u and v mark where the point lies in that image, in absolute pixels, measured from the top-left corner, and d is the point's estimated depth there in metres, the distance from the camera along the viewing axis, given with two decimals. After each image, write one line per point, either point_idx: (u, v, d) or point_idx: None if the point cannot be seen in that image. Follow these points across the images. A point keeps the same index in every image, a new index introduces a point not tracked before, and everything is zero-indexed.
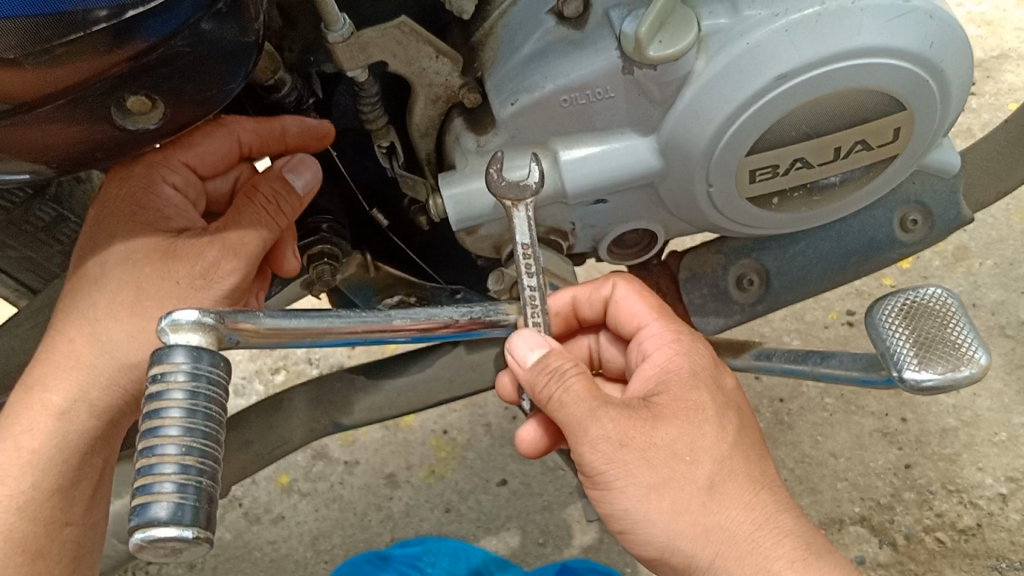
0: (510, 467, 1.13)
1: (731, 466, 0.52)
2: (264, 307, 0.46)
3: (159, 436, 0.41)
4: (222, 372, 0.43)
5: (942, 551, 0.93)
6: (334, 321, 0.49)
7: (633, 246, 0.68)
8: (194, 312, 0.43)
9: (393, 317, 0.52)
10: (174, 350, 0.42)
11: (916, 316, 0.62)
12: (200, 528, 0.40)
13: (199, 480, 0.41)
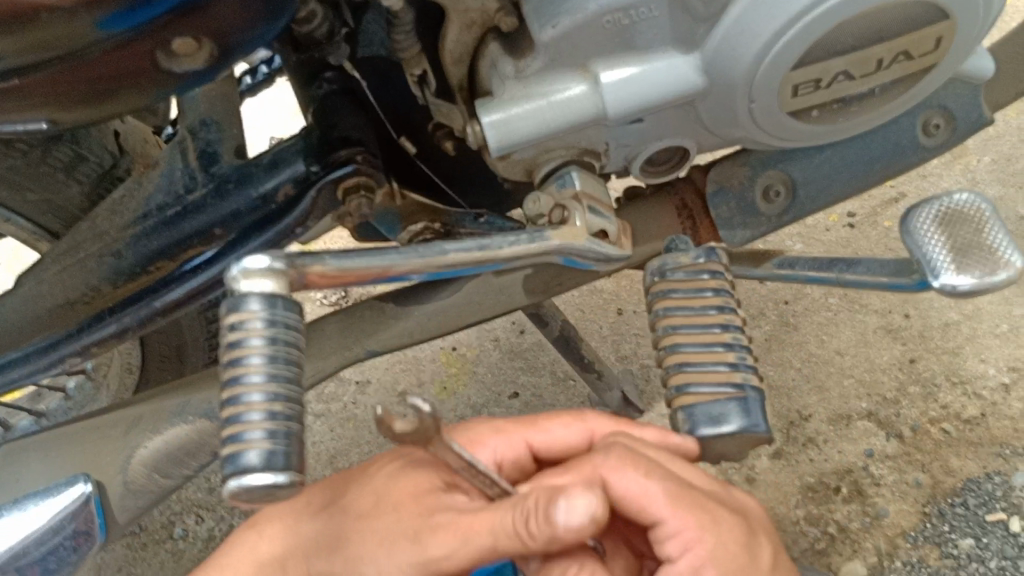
0: (521, 380, 1.11)
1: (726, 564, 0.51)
2: (329, 250, 0.46)
3: (243, 385, 0.41)
4: (296, 317, 0.43)
5: (949, 441, 0.96)
6: (396, 258, 0.49)
7: (664, 163, 0.67)
8: (264, 257, 0.43)
9: (449, 251, 0.52)
10: (248, 298, 0.42)
11: (951, 223, 0.63)
12: (293, 472, 0.40)
13: (287, 424, 0.41)
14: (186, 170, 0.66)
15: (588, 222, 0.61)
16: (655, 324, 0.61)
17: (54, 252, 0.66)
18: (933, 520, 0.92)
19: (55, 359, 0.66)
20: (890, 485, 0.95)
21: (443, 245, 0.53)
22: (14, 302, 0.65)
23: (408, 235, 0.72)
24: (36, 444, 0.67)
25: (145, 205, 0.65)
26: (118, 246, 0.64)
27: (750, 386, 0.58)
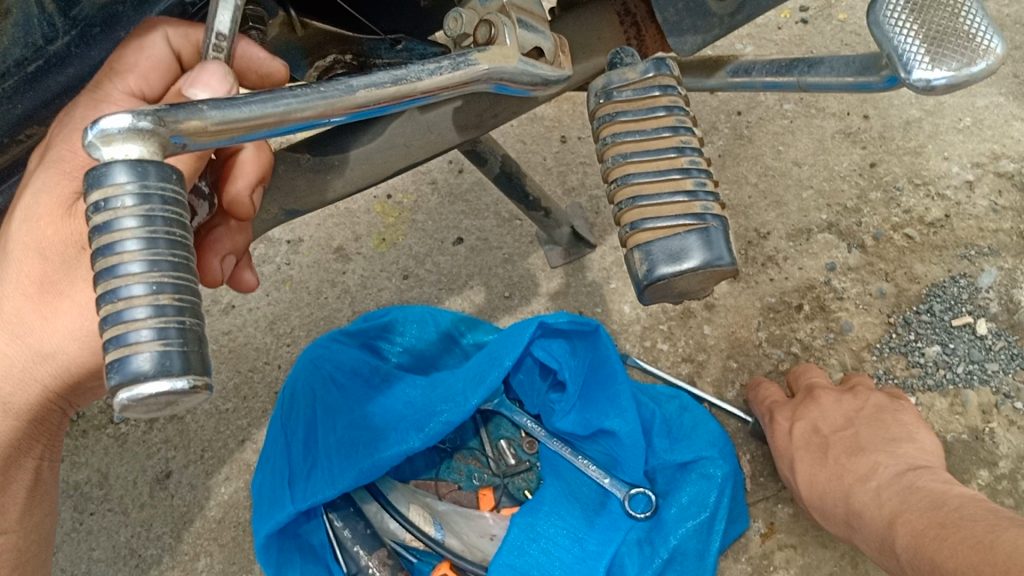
0: (464, 225, 1.04)
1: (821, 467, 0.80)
2: (206, 98, 0.37)
3: (119, 277, 0.33)
4: (174, 186, 0.35)
5: (912, 247, 0.93)
6: (292, 102, 0.39)
7: None
8: (125, 116, 0.34)
9: (356, 88, 0.43)
10: (111, 169, 0.34)
11: (923, 10, 0.56)
12: (195, 376, 0.33)
13: (182, 318, 0.34)
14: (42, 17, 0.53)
15: (520, 40, 0.52)
16: (604, 154, 0.54)
17: None
18: (898, 330, 0.90)
19: None
20: (853, 297, 0.92)
21: (348, 79, 0.43)
22: None
23: (317, 72, 0.64)
24: None
25: None
26: None
27: (712, 215, 0.51)
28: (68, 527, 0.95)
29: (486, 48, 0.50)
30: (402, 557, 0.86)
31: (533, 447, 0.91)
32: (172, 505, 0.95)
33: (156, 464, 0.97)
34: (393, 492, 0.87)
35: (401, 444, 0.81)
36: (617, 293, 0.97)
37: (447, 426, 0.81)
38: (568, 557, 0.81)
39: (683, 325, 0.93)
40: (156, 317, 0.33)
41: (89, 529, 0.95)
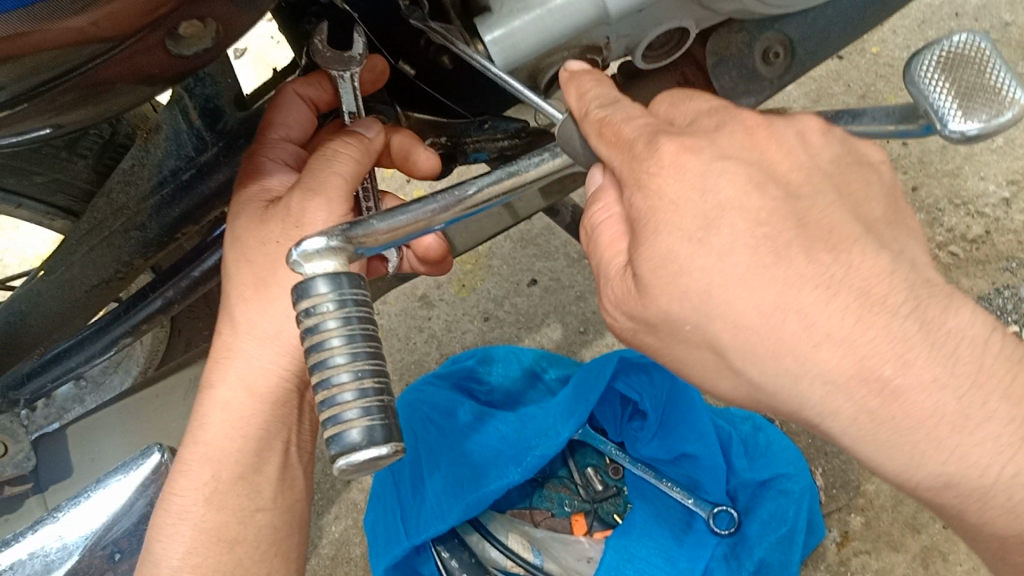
0: (537, 267, 1.13)
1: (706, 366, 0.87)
2: (375, 213, 0.48)
3: (329, 368, 0.44)
4: (363, 291, 0.46)
5: (957, 263, 1.01)
6: (437, 206, 0.49)
7: (662, 46, 0.67)
8: (320, 237, 0.45)
9: (485, 184, 0.51)
10: (315, 282, 0.44)
11: (953, 68, 0.64)
12: (394, 442, 0.43)
13: (380, 396, 0.44)
14: (193, 132, 0.64)
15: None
16: None
17: (78, 232, 0.67)
18: None
19: (109, 342, 0.70)
20: None
21: (480, 178, 0.51)
22: (52, 289, 0.68)
23: None
24: None
25: (159, 171, 0.65)
26: (141, 219, 0.66)
27: None
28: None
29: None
30: None
31: (618, 473, 1.01)
32: None
33: None
34: (491, 522, 0.97)
35: (502, 478, 0.92)
36: None
37: (542, 459, 0.92)
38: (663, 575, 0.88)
39: None
40: (361, 397, 0.43)
41: None
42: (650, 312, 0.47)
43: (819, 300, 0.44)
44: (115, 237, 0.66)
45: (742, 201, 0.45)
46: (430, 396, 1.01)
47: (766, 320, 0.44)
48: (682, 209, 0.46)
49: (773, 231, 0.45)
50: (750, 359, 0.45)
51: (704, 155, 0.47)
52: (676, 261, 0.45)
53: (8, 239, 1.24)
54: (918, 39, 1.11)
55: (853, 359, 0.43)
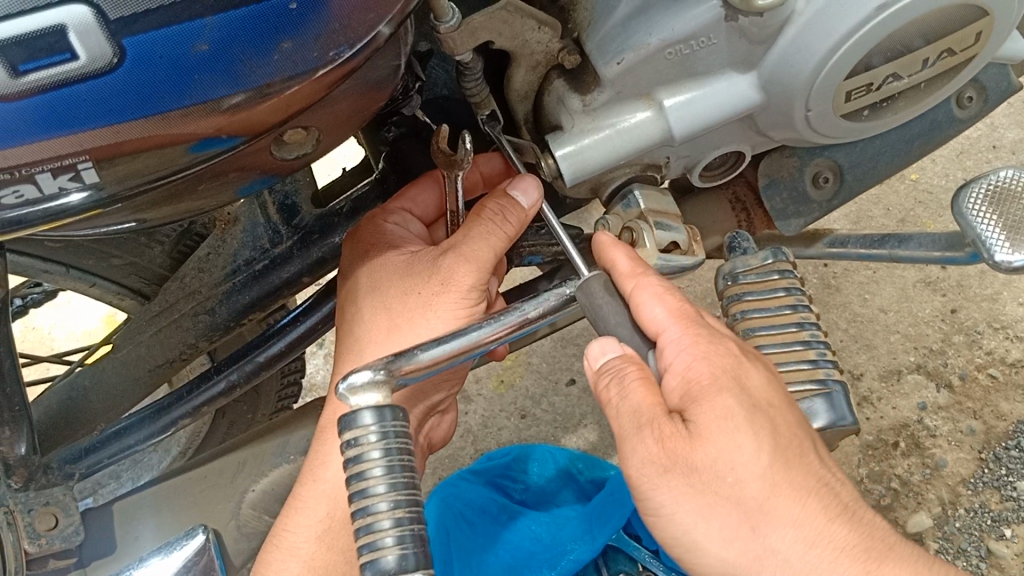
0: (576, 367, 1.15)
1: None
2: (417, 345, 0.53)
3: (369, 497, 0.47)
4: (404, 422, 0.50)
5: (996, 385, 1.02)
6: (480, 332, 0.54)
7: (719, 166, 0.70)
8: (364, 371, 0.50)
9: (527, 310, 0.55)
10: (362, 414, 0.49)
11: (1000, 201, 0.66)
12: (425, 569, 0.46)
13: (414, 522, 0.47)
14: (269, 225, 0.68)
15: (657, 241, 0.65)
16: (734, 327, 0.65)
17: (148, 314, 0.70)
18: (991, 464, 0.98)
19: (167, 423, 0.70)
20: (946, 434, 1.00)
21: (522, 304, 0.55)
22: (115, 366, 0.70)
23: None
24: (144, 500, 0.70)
25: (234, 261, 0.68)
26: (212, 304, 0.68)
27: (833, 380, 0.62)
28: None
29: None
30: None
31: None
32: None
33: None
34: None
35: None
36: None
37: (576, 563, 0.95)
38: None
39: None
40: (397, 525, 0.47)
41: None
42: (696, 459, 0.52)
43: (829, 499, 0.54)
44: (183, 321, 0.69)
45: (775, 402, 0.55)
46: (465, 495, 1.02)
47: (797, 493, 0.53)
48: (736, 386, 0.54)
49: (798, 436, 0.55)
50: (776, 521, 0.52)
51: (752, 362, 0.57)
52: (732, 421, 0.53)
53: (58, 314, 1.27)
54: (958, 168, 1.14)
55: (854, 535, 0.54)
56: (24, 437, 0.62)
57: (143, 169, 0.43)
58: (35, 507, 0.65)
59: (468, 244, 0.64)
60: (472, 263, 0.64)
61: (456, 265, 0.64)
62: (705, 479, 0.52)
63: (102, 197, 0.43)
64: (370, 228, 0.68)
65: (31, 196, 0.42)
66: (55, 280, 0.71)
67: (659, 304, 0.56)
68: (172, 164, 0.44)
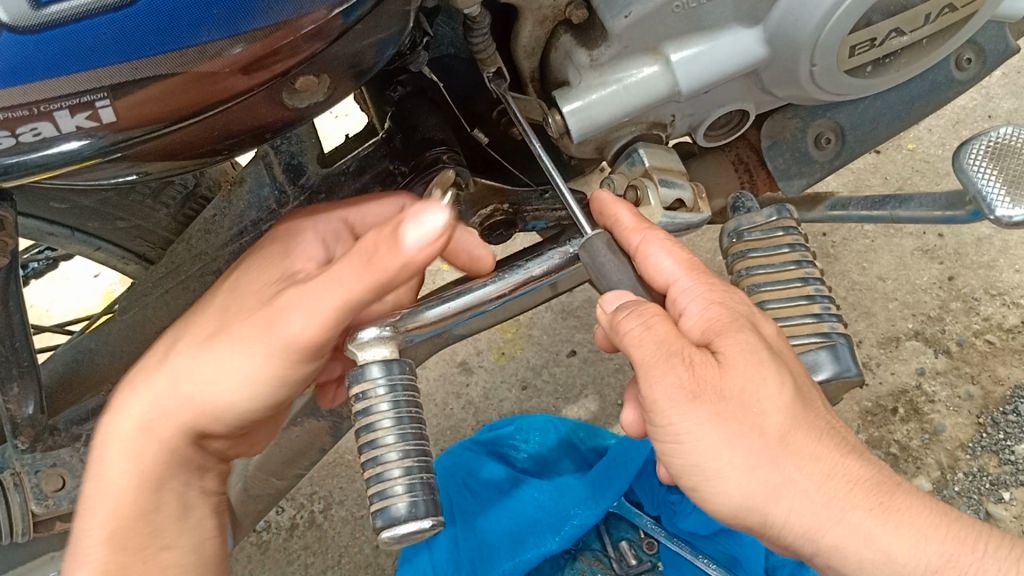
0: (577, 338, 1.16)
1: (798, 412, 0.50)
2: (424, 304, 0.54)
3: (381, 448, 0.50)
4: (410, 377, 0.52)
5: (993, 351, 1.03)
6: (487, 290, 0.56)
7: (723, 125, 0.70)
8: (373, 329, 0.52)
9: (531, 269, 0.57)
10: (370, 368, 0.51)
11: (1001, 157, 0.67)
12: (434, 517, 0.49)
13: (423, 474, 0.49)
14: (275, 185, 0.67)
15: (661, 199, 0.64)
16: (739, 285, 0.66)
17: (154, 276, 0.70)
18: (988, 429, 1.00)
19: None
20: (944, 400, 1.02)
21: (526, 264, 0.57)
22: (122, 328, 0.70)
23: (479, 218, 0.74)
24: None
25: (240, 221, 0.68)
26: (219, 265, 0.68)
27: (838, 333, 0.62)
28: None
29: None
30: None
31: (653, 548, 1.02)
32: None
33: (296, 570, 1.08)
34: None
35: (541, 547, 0.96)
36: None
37: (580, 528, 0.97)
38: None
39: None
40: (406, 476, 0.49)
41: None
42: (724, 387, 0.50)
43: (843, 439, 0.52)
44: (190, 282, 0.69)
45: (788, 352, 0.55)
46: (466, 461, 1.02)
47: (815, 428, 0.51)
48: (755, 329, 0.53)
49: (807, 382, 0.54)
50: (796, 454, 0.49)
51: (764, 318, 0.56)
52: (755, 356, 0.51)
53: (54, 290, 1.27)
54: (954, 138, 1.14)
55: (866, 470, 0.51)
56: (32, 396, 0.62)
57: (157, 111, 0.44)
58: (42, 469, 0.64)
59: (381, 247, 0.52)
60: (365, 269, 0.53)
61: (352, 270, 0.53)
62: (730, 409, 0.49)
63: (108, 142, 0.44)
64: (311, 216, 0.64)
65: (46, 135, 0.42)
66: (60, 243, 0.71)
67: (669, 255, 0.56)
68: (186, 107, 0.44)
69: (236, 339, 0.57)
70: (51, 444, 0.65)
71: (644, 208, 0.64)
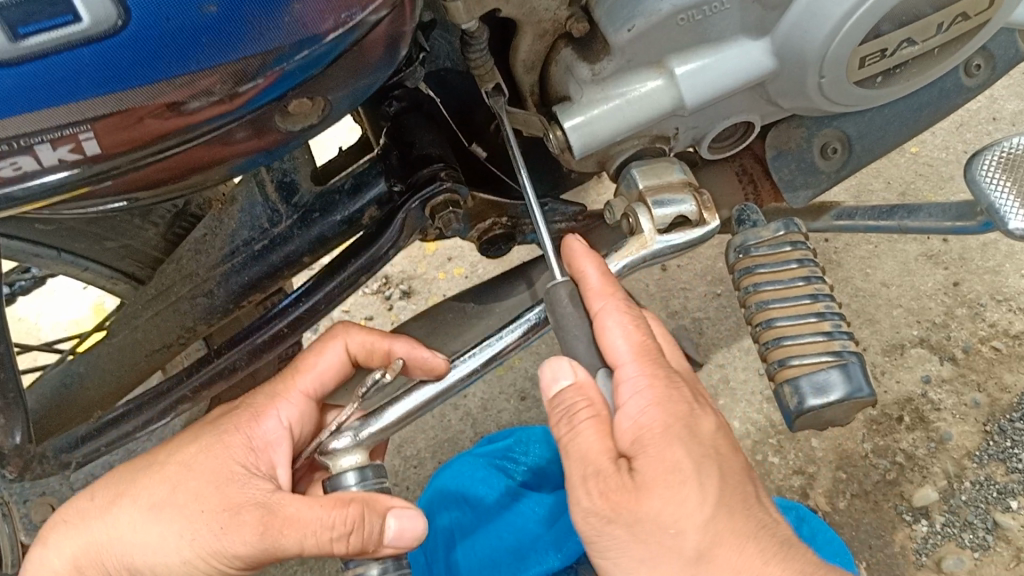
0: None
1: (714, 529, 0.51)
2: (389, 406, 0.56)
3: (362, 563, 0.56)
4: (382, 479, 0.57)
5: (1000, 358, 1.02)
6: (455, 373, 0.57)
7: (728, 137, 0.68)
8: (343, 438, 0.55)
9: (501, 340, 0.58)
10: (346, 476, 0.56)
11: (1014, 168, 0.65)
12: None
13: (398, 570, 0.56)
14: (268, 204, 0.65)
15: (657, 222, 0.61)
16: (747, 301, 0.64)
17: (145, 298, 0.68)
18: (995, 437, 0.99)
19: (165, 408, 0.66)
20: (950, 408, 1.00)
21: (494, 337, 0.58)
22: (111, 351, 0.68)
23: (477, 232, 0.72)
24: None
25: (231, 241, 0.66)
26: (209, 286, 0.66)
27: (849, 352, 0.61)
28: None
29: (627, 245, 0.61)
30: None
31: None
32: None
33: None
34: None
35: (542, 564, 0.94)
36: (725, 409, 1.04)
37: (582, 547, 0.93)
38: None
39: (792, 439, 1.01)
40: (382, 573, 0.55)
41: None
42: (641, 511, 0.50)
43: (766, 542, 0.53)
44: (180, 304, 0.67)
45: (725, 450, 0.53)
46: (464, 475, 1.01)
47: (734, 538, 0.52)
48: (687, 437, 0.52)
49: (739, 476, 0.54)
50: (714, 568, 0.51)
51: (706, 410, 0.54)
52: (679, 473, 0.50)
53: (42, 303, 1.25)
54: (957, 141, 1.12)
55: (787, 572, 0.53)
56: (21, 425, 0.59)
57: (143, 142, 0.42)
58: (31, 498, 0.65)
59: (281, 518, 0.55)
60: (255, 534, 0.55)
61: (248, 525, 0.55)
62: (647, 529, 0.50)
63: (89, 174, 0.42)
64: (272, 400, 0.63)
65: (27, 169, 0.41)
66: (46, 265, 0.68)
67: (623, 333, 0.53)
68: (173, 137, 0.43)
69: (179, 515, 0.57)
70: (39, 472, 0.63)
71: (638, 235, 0.61)
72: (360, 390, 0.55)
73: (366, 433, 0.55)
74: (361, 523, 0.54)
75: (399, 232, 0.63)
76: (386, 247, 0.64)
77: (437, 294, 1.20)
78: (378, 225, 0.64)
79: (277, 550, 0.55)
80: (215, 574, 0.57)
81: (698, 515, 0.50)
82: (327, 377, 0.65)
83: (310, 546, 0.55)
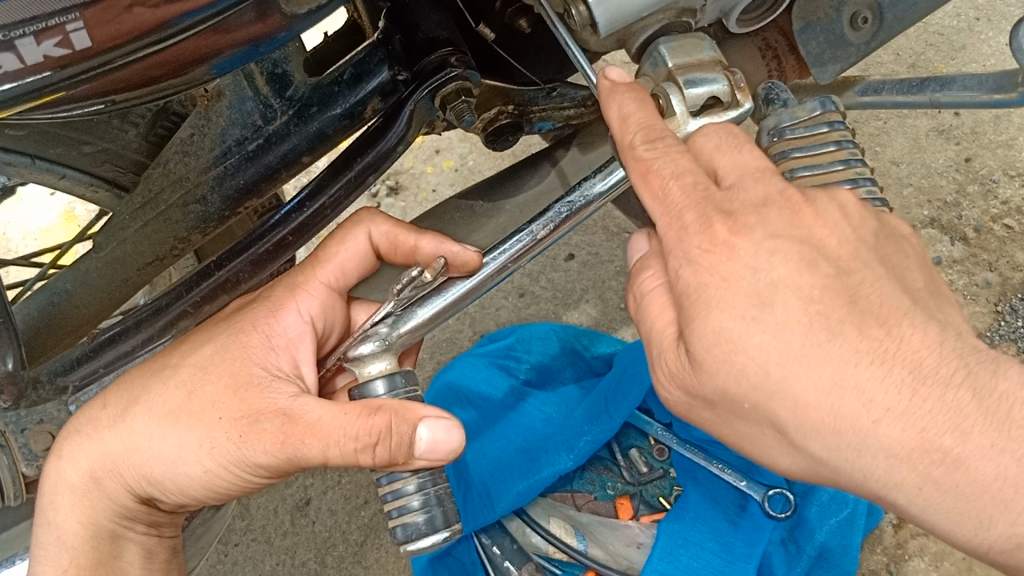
0: (574, 241, 1.11)
1: (789, 391, 0.43)
2: (419, 303, 0.55)
3: (399, 480, 0.52)
4: (413, 386, 0.54)
5: (1011, 236, 1.06)
6: (488, 272, 0.57)
7: (757, 8, 0.63)
8: (369, 343, 0.54)
9: (535, 232, 0.57)
10: (374, 384, 0.53)
11: None
12: (451, 525, 0.50)
13: (436, 484, 0.52)
14: (259, 99, 0.58)
15: (688, 103, 0.55)
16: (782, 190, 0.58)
17: (131, 206, 0.62)
18: (1006, 317, 1.02)
19: (165, 324, 0.62)
20: (960, 289, 1.04)
21: (530, 227, 0.57)
22: (99, 267, 0.63)
23: (483, 123, 0.65)
24: None
25: (222, 141, 0.59)
26: (202, 192, 0.60)
27: None
28: (216, 557, 1.02)
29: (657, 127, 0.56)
30: (547, 569, 0.94)
31: (664, 454, 0.99)
32: (314, 531, 1.03)
33: (295, 492, 1.04)
34: (534, 508, 0.96)
35: (554, 465, 0.91)
36: None
37: (594, 445, 0.92)
38: (718, 560, 0.88)
39: None
40: (420, 489, 0.51)
41: (236, 560, 1.02)
42: (702, 391, 0.46)
43: (873, 370, 0.42)
44: (171, 214, 0.61)
45: (793, 282, 0.44)
46: (468, 374, 0.99)
47: (826, 394, 0.42)
48: (732, 285, 0.44)
49: (825, 307, 0.43)
50: (805, 433, 0.44)
51: (752, 234, 0.44)
52: (728, 339, 0.44)
53: (10, 212, 1.18)
54: (969, 7, 1.13)
55: (910, 435, 0.42)
56: (13, 350, 0.54)
57: (136, 30, 0.37)
58: (28, 426, 0.61)
59: (302, 427, 0.52)
60: (275, 444, 0.52)
61: (268, 434, 0.52)
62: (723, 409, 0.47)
63: (72, 75, 0.37)
64: (292, 292, 0.60)
65: (9, 69, 0.35)
66: (20, 173, 0.63)
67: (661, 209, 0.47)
68: (164, 26, 0.37)
69: (196, 423, 0.54)
70: (36, 398, 0.59)
71: (670, 118, 0.56)
72: (397, 288, 0.53)
73: (398, 334, 0.54)
74: (389, 433, 0.50)
75: (408, 123, 0.58)
76: (394, 142, 0.58)
77: (426, 189, 1.15)
78: (386, 115, 0.59)
79: (299, 459, 0.53)
80: (239, 482, 0.55)
81: (745, 372, 0.44)
82: (349, 269, 0.63)
83: (335, 456, 0.52)
